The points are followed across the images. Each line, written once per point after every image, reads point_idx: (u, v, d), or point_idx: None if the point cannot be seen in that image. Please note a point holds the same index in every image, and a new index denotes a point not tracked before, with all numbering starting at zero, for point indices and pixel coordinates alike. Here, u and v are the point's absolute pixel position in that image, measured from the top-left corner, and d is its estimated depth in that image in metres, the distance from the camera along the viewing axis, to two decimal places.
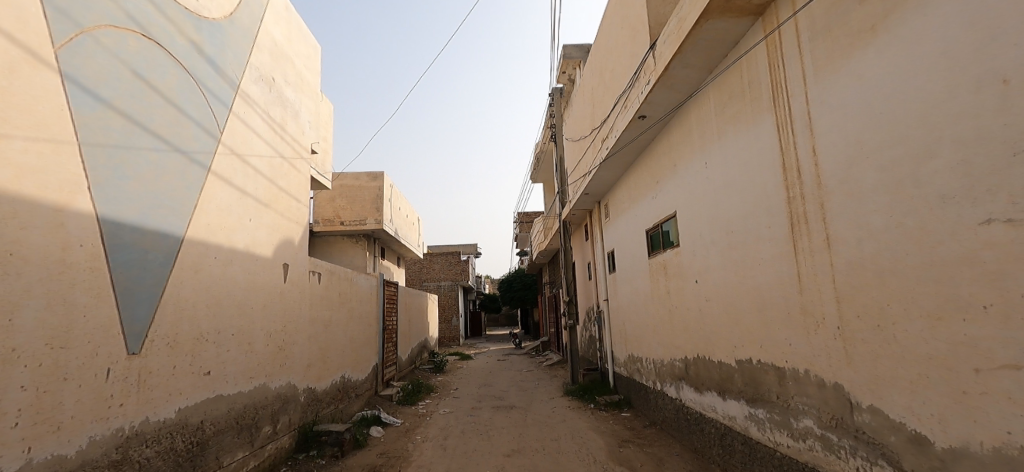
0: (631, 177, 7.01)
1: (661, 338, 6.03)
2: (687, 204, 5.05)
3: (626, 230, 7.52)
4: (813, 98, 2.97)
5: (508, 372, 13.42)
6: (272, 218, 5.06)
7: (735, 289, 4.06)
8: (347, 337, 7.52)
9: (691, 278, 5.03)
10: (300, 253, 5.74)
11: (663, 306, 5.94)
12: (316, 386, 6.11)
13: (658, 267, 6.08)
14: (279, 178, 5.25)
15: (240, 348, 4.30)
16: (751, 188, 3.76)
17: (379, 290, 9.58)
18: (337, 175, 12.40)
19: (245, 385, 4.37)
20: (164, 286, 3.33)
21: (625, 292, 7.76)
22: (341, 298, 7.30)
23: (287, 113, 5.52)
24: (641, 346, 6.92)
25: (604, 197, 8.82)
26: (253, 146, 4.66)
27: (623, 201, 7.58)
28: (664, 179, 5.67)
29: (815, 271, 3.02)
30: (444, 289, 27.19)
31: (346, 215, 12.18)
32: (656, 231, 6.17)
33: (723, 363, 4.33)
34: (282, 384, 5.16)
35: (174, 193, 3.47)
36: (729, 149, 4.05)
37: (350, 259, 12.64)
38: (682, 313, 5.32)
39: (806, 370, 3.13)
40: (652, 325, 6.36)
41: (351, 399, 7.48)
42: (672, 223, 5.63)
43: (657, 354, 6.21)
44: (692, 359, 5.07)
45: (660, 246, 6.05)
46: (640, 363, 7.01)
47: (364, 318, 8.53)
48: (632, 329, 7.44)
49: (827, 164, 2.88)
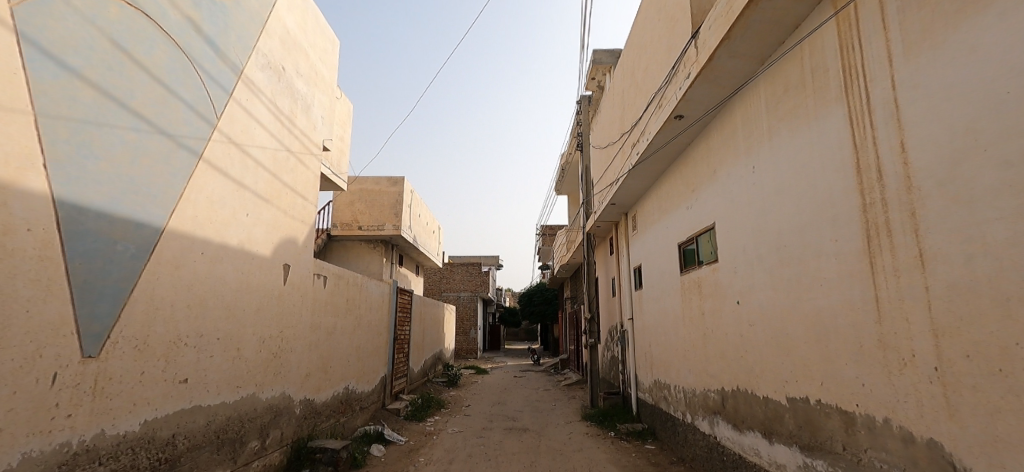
0: (662, 186, 6.45)
1: (693, 365, 5.39)
2: (728, 214, 4.46)
3: (656, 244, 6.93)
4: (901, 81, 2.41)
5: (523, 391, 12.78)
6: (274, 215, 4.74)
7: (787, 314, 3.45)
8: (353, 346, 7.14)
9: (731, 299, 4.42)
10: (303, 254, 5.41)
11: (696, 329, 5.32)
12: (314, 398, 5.72)
13: (691, 285, 5.46)
14: (284, 173, 4.94)
15: (225, 354, 3.94)
16: (810, 194, 3.17)
17: (392, 298, 9.21)
18: (358, 179, 12.23)
19: (229, 395, 3.99)
20: (135, 282, 3.00)
21: (652, 311, 7.14)
22: (348, 304, 6.94)
23: (297, 106, 5.24)
24: (669, 372, 6.27)
25: (632, 208, 8.26)
26: (255, 136, 4.37)
27: (652, 212, 7.00)
28: (702, 187, 5.10)
29: (899, 296, 2.42)
30: (463, 300, 26.81)
31: (364, 220, 11.97)
32: (690, 245, 5.58)
33: (769, 400, 3.69)
34: (275, 395, 4.78)
35: (154, 178, 3.16)
36: (783, 149, 3.48)
37: (366, 265, 12.38)
38: (718, 337, 4.69)
39: (885, 419, 2.51)
40: (683, 350, 5.72)
41: (354, 412, 7.07)
42: (709, 235, 5.04)
43: (688, 382, 5.55)
44: (730, 392, 4.43)
45: (694, 261, 5.45)
46: (668, 390, 6.34)
47: (373, 327, 8.16)
48: (658, 352, 6.80)
49: (920, 162, 2.29)
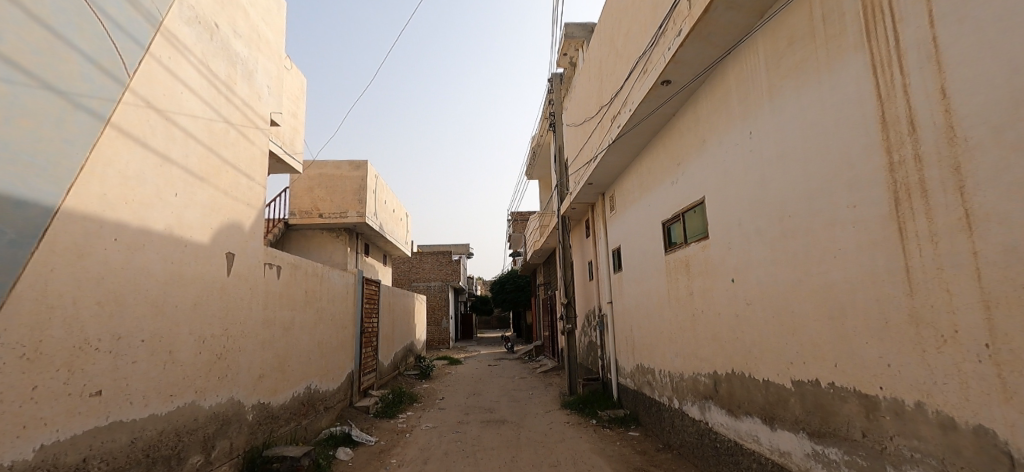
0: (644, 163, 6.13)
1: (681, 348, 5.13)
2: (721, 186, 4.16)
3: (636, 224, 6.64)
4: (940, 16, 2.08)
5: (499, 380, 12.42)
6: (211, 196, 4.09)
7: (793, 290, 3.17)
8: (315, 341, 6.54)
9: (725, 277, 4.14)
10: (251, 241, 4.77)
11: (683, 310, 5.05)
12: (270, 401, 5.14)
13: (678, 264, 5.18)
14: (222, 147, 4.27)
15: (154, 358, 3.33)
16: (822, 157, 2.87)
17: (357, 288, 8.59)
18: (317, 164, 11.40)
19: (160, 406, 3.39)
20: (19, 274, 2.37)
21: (634, 293, 6.88)
22: (307, 297, 6.32)
23: (236, 70, 4.55)
24: (654, 356, 6.02)
25: (610, 188, 7.94)
26: (183, 102, 3.70)
27: (632, 191, 6.69)
28: (689, 160, 4.78)
29: (937, 265, 2.13)
30: (434, 290, 26.19)
31: (325, 207, 11.18)
32: (676, 222, 5.28)
33: (771, 383, 3.44)
34: (221, 402, 4.19)
35: (40, 146, 2.51)
36: (789, 110, 3.16)
37: (329, 255, 11.64)
38: (710, 319, 4.43)
39: (917, 403, 2.24)
40: (669, 332, 5.47)
41: (318, 413, 6.50)
42: (697, 211, 4.75)
43: (675, 366, 5.31)
44: (723, 376, 4.19)
45: (681, 239, 5.16)
46: (652, 375, 6.10)
47: (337, 320, 7.56)
48: (641, 335, 6.55)
49: (965, 108, 1.98)
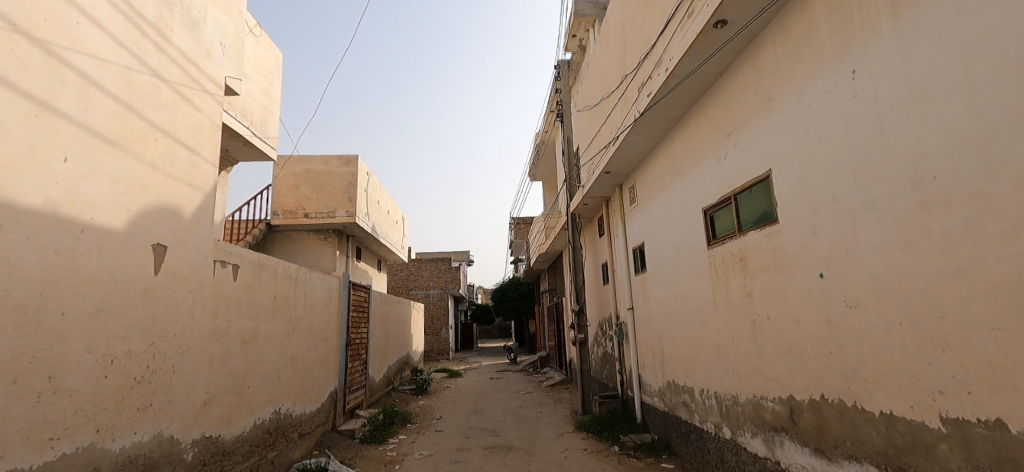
0: (678, 141, 5.15)
1: (736, 364, 4.09)
2: (798, 153, 3.18)
3: (667, 215, 5.65)
4: None
5: (502, 395, 11.32)
6: (129, 168, 3.10)
7: (943, 285, 2.16)
8: (287, 355, 5.53)
9: (806, 272, 3.14)
10: (194, 233, 3.78)
11: (739, 317, 4.03)
12: (222, 433, 4.10)
13: (730, 259, 4.18)
14: (151, 108, 3.31)
15: (18, 388, 2.32)
16: (1003, 80, 1.88)
17: (343, 294, 7.58)
18: (303, 159, 10.45)
19: (30, 456, 2.36)
20: None
21: (663, 297, 5.86)
22: (277, 303, 5.29)
23: (172, 14, 3.59)
24: (694, 373, 4.98)
25: (630, 178, 6.97)
26: (80, 36, 2.73)
27: (662, 177, 5.70)
28: (746, 127, 3.81)
29: None
30: (433, 298, 25.14)
31: (311, 206, 10.20)
32: (725, 208, 4.30)
33: (899, 420, 2.42)
34: (142, 442, 3.14)
35: None
36: (932, 23, 2.18)
37: (316, 259, 10.61)
38: (782, 327, 3.42)
39: None
40: (716, 344, 4.45)
41: (290, 443, 5.46)
42: (758, 190, 3.75)
43: (726, 386, 4.27)
44: (806, 403, 3.17)
45: (732, 228, 4.17)
46: (690, 396, 5.08)
47: (317, 330, 6.53)
48: (674, 347, 5.53)
49: None
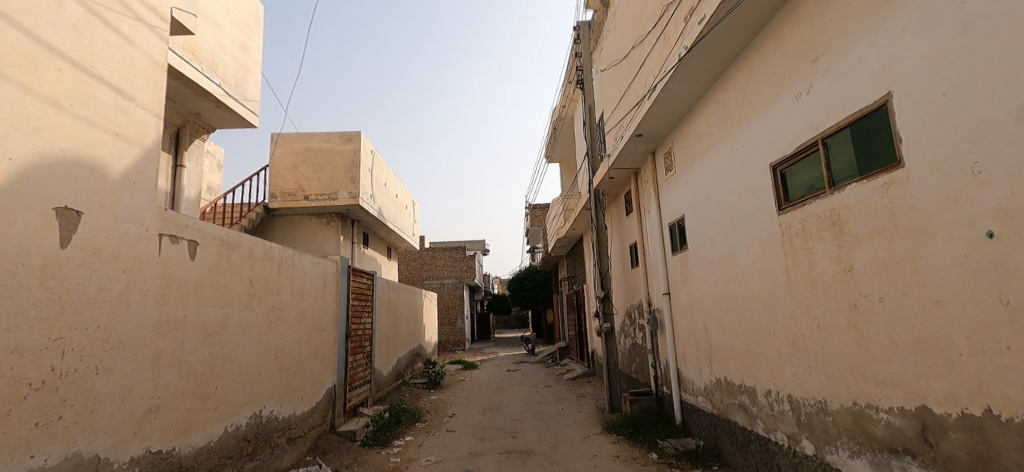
0: (736, 83, 4.15)
1: (824, 361, 3.14)
2: (944, 59, 2.18)
3: (716, 178, 4.67)
4: None
5: (520, 390, 10.52)
6: (11, 101, 2.30)
7: None
8: (271, 349, 4.78)
9: (957, 232, 2.16)
10: (128, 197, 2.99)
11: (829, 299, 3.07)
12: (178, 446, 3.35)
13: (814, 225, 3.21)
14: (47, 26, 2.50)
15: None
16: None
17: (341, 280, 6.81)
18: (302, 137, 9.69)
19: None
20: None
21: (711, 277, 4.91)
22: (255, 288, 4.52)
23: None
24: (758, 370, 4.04)
25: (666, 141, 5.97)
26: None
27: (710, 134, 4.71)
28: (846, 42, 2.81)
29: None
30: (447, 288, 24.48)
31: (311, 188, 9.47)
32: (806, 159, 3.31)
33: None
34: (44, 468, 2.35)
35: None
36: None
37: (319, 245, 9.92)
38: (908, 313, 2.46)
39: None
40: (791, 334, 3.51)
41: (276, 450, 4.72)
42: (862, 127, 2.77)
43: (808, 388, 3.33)
44: (955, 421, 2.21)
45: (817, 184, 3.19)
46: (751, 398, 4.15)
47: (310, 320, 5.77)
48: (727, 337, 4.58)
49: None
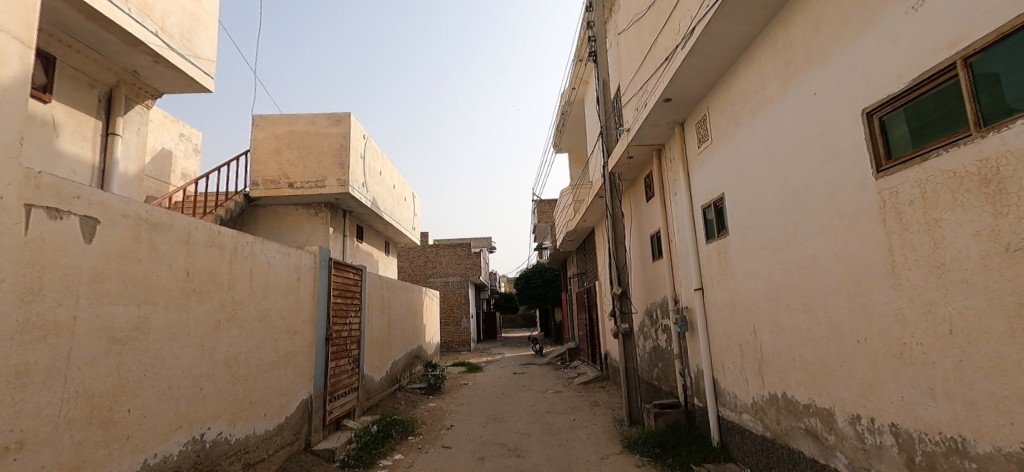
0: (806, 12, 3.18)
1: (965, 382, 2.17)
2: None
3: (773, 143, 3.70)
4: None
5: (528, 396, 9.59)
6: None
7: None
8: (219, 355, 3.90)
9: None
10: None
11: (976, 293, 2.09)
12: None
13: (944, 188, 2.24)
14: None
15: None
16: None
17: (320, 275, 5.93)
18: (286, 119, 8.82)
19: None
20: None
21: (763, 267, 3.94)
22: (196, 283, 3.65)
23: None
24: (837, 389, 3.07)
25: (700, 106, 5.00)
26: None
27: (766, 87, 3.73)
28: None
29: None
30: (452, 286, 23.58)
31: (296, 174, 8.59)
32: (933, 95, 2.34)
33: None
34: None
35: None
36: None
37: (306, 237, 9.05)
38: None
39: None
40: (900, 343, 2.54)
41: None
42: None
43: (927, 418, 2.38)
44: None
45: (955, 128, 2.22)
46: (827, 423, 3.19)
47: (277, 321, 4.88)
48: (787, 342, 3.63)
49: None
